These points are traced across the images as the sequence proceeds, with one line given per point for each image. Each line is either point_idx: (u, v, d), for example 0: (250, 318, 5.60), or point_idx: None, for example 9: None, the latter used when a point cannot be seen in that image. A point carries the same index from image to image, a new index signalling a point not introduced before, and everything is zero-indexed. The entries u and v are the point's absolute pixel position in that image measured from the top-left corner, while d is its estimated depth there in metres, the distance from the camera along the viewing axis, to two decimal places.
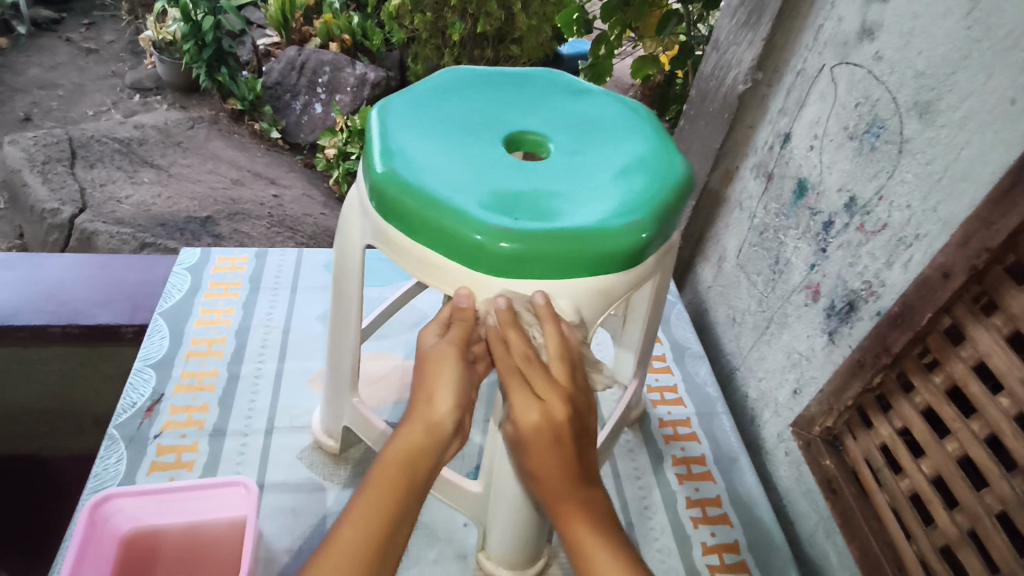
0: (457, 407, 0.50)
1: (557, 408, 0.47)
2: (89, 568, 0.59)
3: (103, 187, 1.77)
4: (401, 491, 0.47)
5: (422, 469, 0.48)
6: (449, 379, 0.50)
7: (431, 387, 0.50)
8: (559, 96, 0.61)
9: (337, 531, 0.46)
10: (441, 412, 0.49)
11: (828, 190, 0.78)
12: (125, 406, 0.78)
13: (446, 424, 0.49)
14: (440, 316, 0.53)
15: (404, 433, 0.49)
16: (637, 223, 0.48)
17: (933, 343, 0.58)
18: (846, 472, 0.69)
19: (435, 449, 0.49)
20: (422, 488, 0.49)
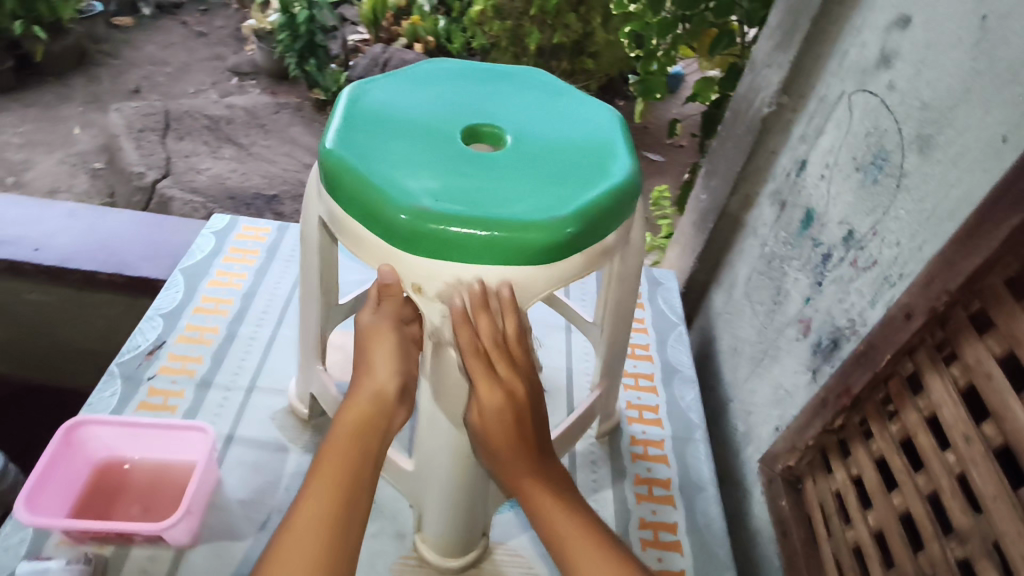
0: (397, 373, 0.58)
1: (515, 391, 0.55)
2: (55, 482, 0.66)
3: (187, 159, 1.92)
4: (355, 457, 0.54)
5: (371, 437, 0.56)
6: (386, 355, 0.59)
7: (369, 361, 0.58)
8: (531, 95, 0.61)
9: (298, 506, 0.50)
10: (381, 383, 0.58)
11: (831, 222, 0.74)
12: (130, 347, 0.85)
13: (388, 392, 0.58)
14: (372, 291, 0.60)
15: (349, 406, 0.57)
16: (562, 219, 0.49)
17: (894, 389, 0.55)
18: (800, 515, 0.65)
19: (381, 418, 0.57)
20: (373, 454, 0.55)
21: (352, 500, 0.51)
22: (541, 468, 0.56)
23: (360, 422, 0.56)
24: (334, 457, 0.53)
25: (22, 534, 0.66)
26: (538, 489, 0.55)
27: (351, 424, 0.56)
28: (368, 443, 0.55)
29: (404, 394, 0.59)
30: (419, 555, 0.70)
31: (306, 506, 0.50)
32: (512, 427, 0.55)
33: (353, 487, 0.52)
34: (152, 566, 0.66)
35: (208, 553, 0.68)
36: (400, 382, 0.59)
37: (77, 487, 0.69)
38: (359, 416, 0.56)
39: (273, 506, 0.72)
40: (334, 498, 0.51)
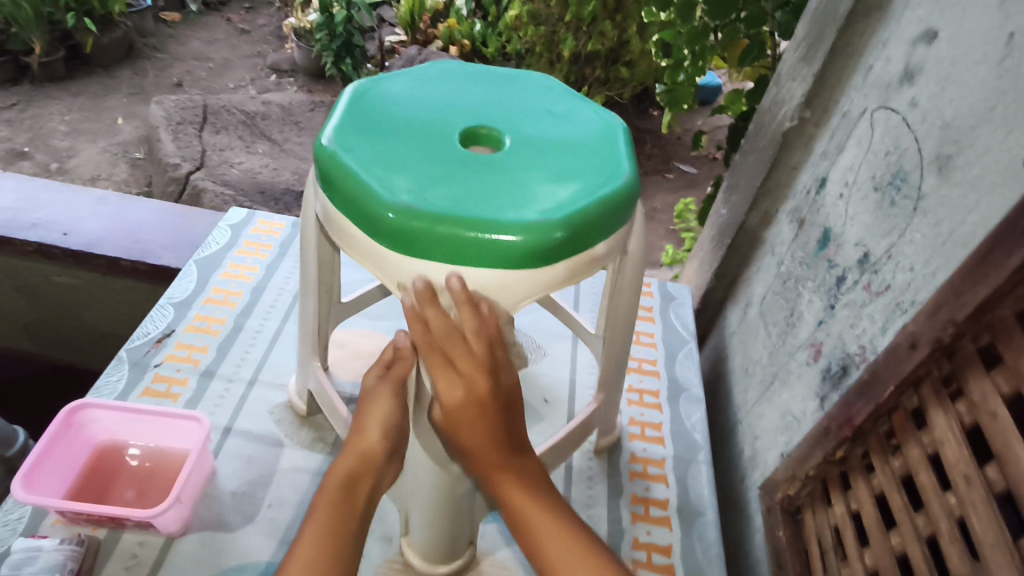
0: (386, 432, 0.60)
1: (479, 383, 0.53)
2: (54, 463, 0.67)
3: (221, 152, 1.97)
4: (347, 509, 0.56)
5: (361, 492, 0.58)
6: (380, 415, 0.60)
7: (362, 419, 0.60)
8: (533, 98, 0.61)
9: (294, 553, 0.53)
10: (370, 440, 0.59)
11: (847, 244, 0.71)
12: (140, 333, 0.87)
13: (377, 449, 0.59)
14: (382, 358, 0.62)
15: (339, 464, 0.59)
16: (551, 223, 0.48)
17: (897, 422, 0.52)
18: (797, 548, 0.63)
19: (371, 475, 0.59)
20: (361, 501, 0.57)
21: (344, 547, 0.54)
22: (513, 465, 0.57)
23: (349, 476, 0.58)
24: (324, 509, 0.56)
25: (22, 511, 0.68)
26: (512, 484, 0.56)
27: (339, 480, 0.58)
28: (359, 499, 0.57)
29: (395, 449, 0.61)
30: (405, 560, 0.70)
31: (299, 558, 0.52)
32: (480, 422, 0.54)
33: (346, 534, 0.55)
34: (141, 552, 0.66)
35: (197, 543, 0.68)
36: (389, 438, 0.60)
37: (76, 468, 0.70)
38: (349, 471, 0.58)
39: (264, 500, 0.73)
40: (326, 546, 0.53)
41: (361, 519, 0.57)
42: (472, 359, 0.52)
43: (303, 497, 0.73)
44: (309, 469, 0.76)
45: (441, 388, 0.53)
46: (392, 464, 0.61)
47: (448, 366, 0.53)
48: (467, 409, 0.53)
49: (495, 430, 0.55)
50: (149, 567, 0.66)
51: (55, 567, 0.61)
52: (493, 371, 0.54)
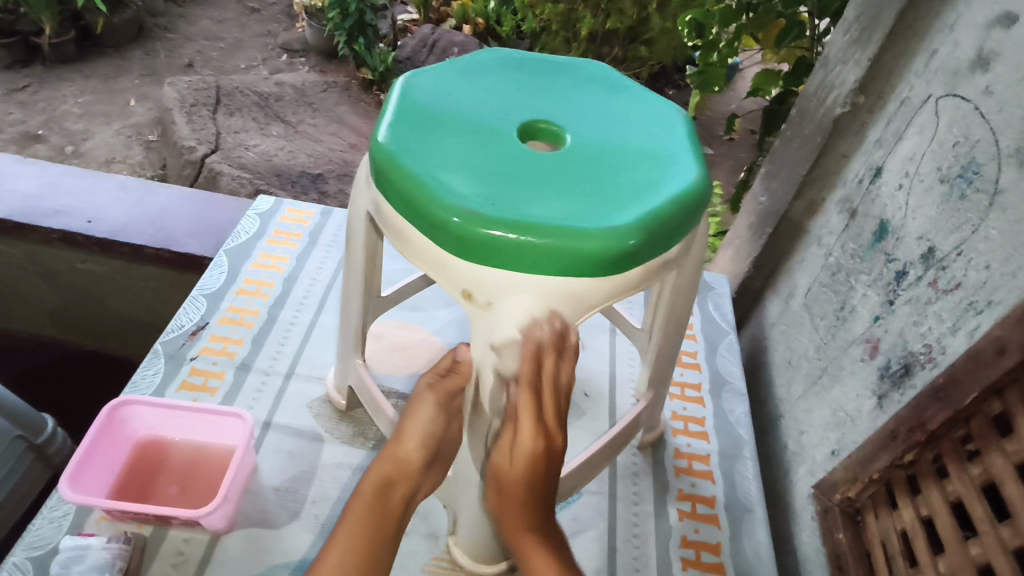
0: (423, 445, 0.60)
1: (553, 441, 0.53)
2: (98, 460, 0.66)
3: (235, 134, 1.93)
4: (379, 518, 0.56)
5: (396, 496, 0.58)
6: (422, 424, 0.60)
7: (402, 427, 0.61)
8: (591, 89, 0.58)
9: (324, 555, 0.53)
10: (407, 449, 0.59)
11: (909, 237, 0.69)
12: (174, 326, 0.85)
13: (411, 460, 0.59)
14: (439, 364, 0.62)
15: (376, 467, 0.59)
16: (624, 229, 0.45)
17: (976, 428, 0.50)
18: (859, 551, 0.61)
19: (407, 482, 0.59)
20: (392, 516, 0.57)
21: (373, 558, 0.54)
22: (544, 530, 0.53)
23: (384, 480, 0.58)
24: (358, 513, 0.56)
25: (66, 508, 0.67)
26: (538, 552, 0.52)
27: (374, 483, 0.58)
28: (394, 505, 0.57)
29: (433, 458, 0.60)
30: (451, 558, 0.69)
31: (327, 564, 0.53)
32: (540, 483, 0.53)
33: (375, 546, 0.55)
34: (187, 549, 0.66)
35: (243, 540, 0.67)
36: (428, 448, 0.60)
37: (118, 465, 0.69)
38: (384, 477, 0.58)
39: (308, 496, 0.71)
40: (358, 553, 0.54)
41: (394, 529, 0.57)
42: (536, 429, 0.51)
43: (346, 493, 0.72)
44: (351, 465, 0.75)
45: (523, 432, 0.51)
46: (429, 476, 0.60)
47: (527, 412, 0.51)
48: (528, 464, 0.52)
49: (536, 504, 0.53)
50: (196, 565, 0.65)
51: (103, 565, 0.61)
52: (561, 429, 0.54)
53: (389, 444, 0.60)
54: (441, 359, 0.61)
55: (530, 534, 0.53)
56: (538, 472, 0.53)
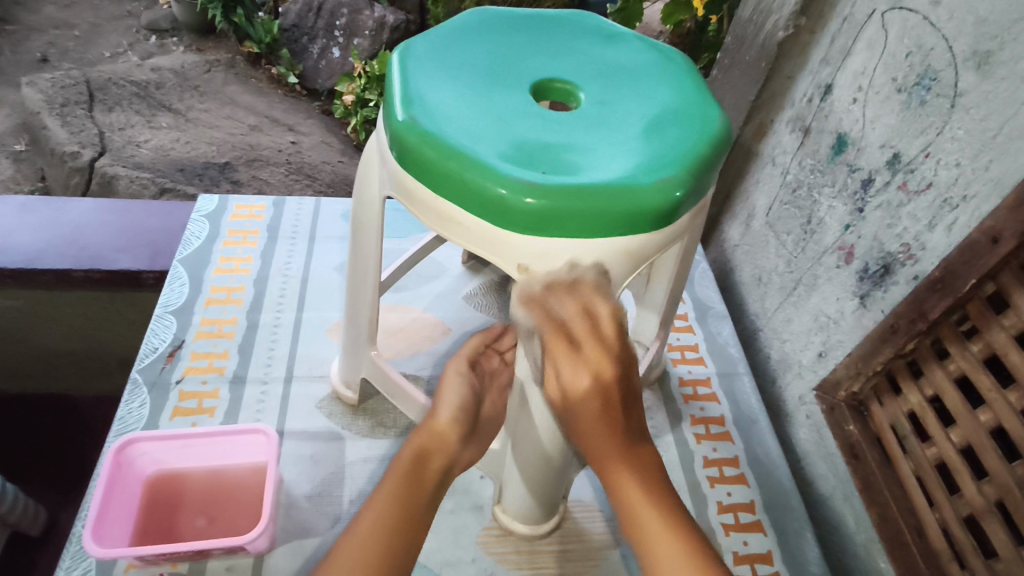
0: (454, 421, 0.62)
1: (603, 370, 0.51)
2: (114, 507, 0.62)
3: (121, 131, 1.71)
4: (416, 484, 0.56)
5: (432, 465, 0.58)
6: (452, 398, 0.63)
7: (436, 403, 0.63)
8: (586, 50, 0.59)
9: (360, 517, 0.53)
10: (442, 423, 0.61)
11: (870, 146, 0.74)
12: (147, 351, 0.79)
13: (445, 434, 0.61)
14: (466, 354, 0.68)
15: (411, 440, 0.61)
16: (671, 179, 0.46)
17: (974, 310, 0.56)
18: (870, 438, 0.67)
19: (443, 453, 0.59)
20: (428, 486, 0.57)
21: (409, 521, 0.53)
22: (633, 452, 0.51)
23: (420, 449, 0.59)
24: (394, 479, 0.56)
25: (86, 564, 0.62)
26: (625, 473, 0.50)
27: (411, 455, 0.59)
28: (430, 476, 0.57)
29: (468, 433, 0.62)
30: (500, 527, 0.70)
31: (362, 524, 0.53)
32: (605, 413, 0.51)
33: (411, 510, 0.54)
34: None
35: (289, 555, 0.65)
36: (461, 423, 0.62)
37: (134, 507, 0.64)
38: (419, 447, 0.59)
39: (343, 496, 0.70)
40: (394, 515, 0.53)
41: (432, 496, 0.57)
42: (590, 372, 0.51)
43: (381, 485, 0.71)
44: (380, 457, 0.73)
45: (563, 372, 0.51)
46: (464, 451, 0.62)
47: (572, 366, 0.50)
48: (590, 401, 0.51)
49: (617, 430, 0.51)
50: None
51: None
52: (616, 356, 0.51)
53: (425, 419, 0.62)
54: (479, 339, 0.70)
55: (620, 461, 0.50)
56: (609, 409, 0.51)
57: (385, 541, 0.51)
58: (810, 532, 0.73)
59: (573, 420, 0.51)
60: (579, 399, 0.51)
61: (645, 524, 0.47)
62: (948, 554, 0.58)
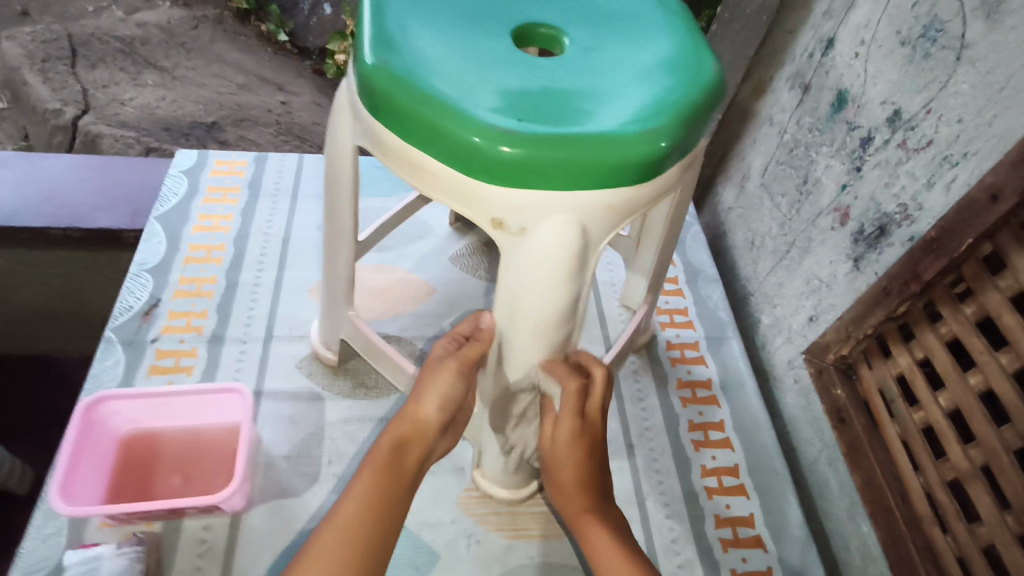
0: (441, 409, 0.58)
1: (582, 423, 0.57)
2: (85, 466, 0.61)
3: (105, 89, 1.65)
4: (394, 476, 0.56)
5: (411, 455, 0.57)
6: (441, 387, 0.58)
7: (421, 388, 0.59)
8: None
9: (341, 505, 0.54)
10: (426, 412, 0.58)
11: (871, 103, 0.71)
12: (122, 309, 0.77)
13: (429, 422, 0.58)
14: (458, 330, 0.61)
15: (391, 427, 0.59)
16: (657, 130, 0.43)
17: (969, 271, 0.54)
18: (857, 401, 0.66)
19: (423, 442, 0.58)
20: (408, 476, 0.57)
21: (383, 514, 0.54)
22: (601, 516, 0.58)
23: (400, 439, 0.57)
24: (372, 470, 0.56)
25: (59, 523, 0.62)
26: (596, 526, 0.57)
27: (390, 443, 0.57)
28: (408, 464, 0.57)
29: (451, 421, 0.60)
30: (480, 490, 0.69)
31: (343, 509, 0.53)
32: (582, 463, 0.58)
33: (391, 499, 0.55)
34: (209, 536, 0.62)
35: (266, 514, 0.64)
36: (446, 411, 0.58)
37: (107, 465, 0.63)
38: (399, 436, 0.58)
39: (322, 457, 0.69)
40: (371, 503, 0.54)
41: (409, 485, 0.57)
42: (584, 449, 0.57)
43: (361, 446, 0.70)
44: (360, 418, 0.72)
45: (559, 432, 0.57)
46: (442, 438, 0.61)
47: (565, 463, 0.58)
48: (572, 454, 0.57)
49: (592, 477, 0.58)
50: (222, 549, 0.62)
51: (123, 571, 0.57)
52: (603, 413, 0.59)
53: (406, 405, 0.59)
54: (461, 325, 0.60)
55: (587, 516, 0.58)
56: (593, 455, 0.58)
57: (367, 535, 0.52)
58: (793, 496, 0.72)
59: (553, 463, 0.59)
60: (561, 455, 0.58)
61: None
62: (931, 517, 0.57)
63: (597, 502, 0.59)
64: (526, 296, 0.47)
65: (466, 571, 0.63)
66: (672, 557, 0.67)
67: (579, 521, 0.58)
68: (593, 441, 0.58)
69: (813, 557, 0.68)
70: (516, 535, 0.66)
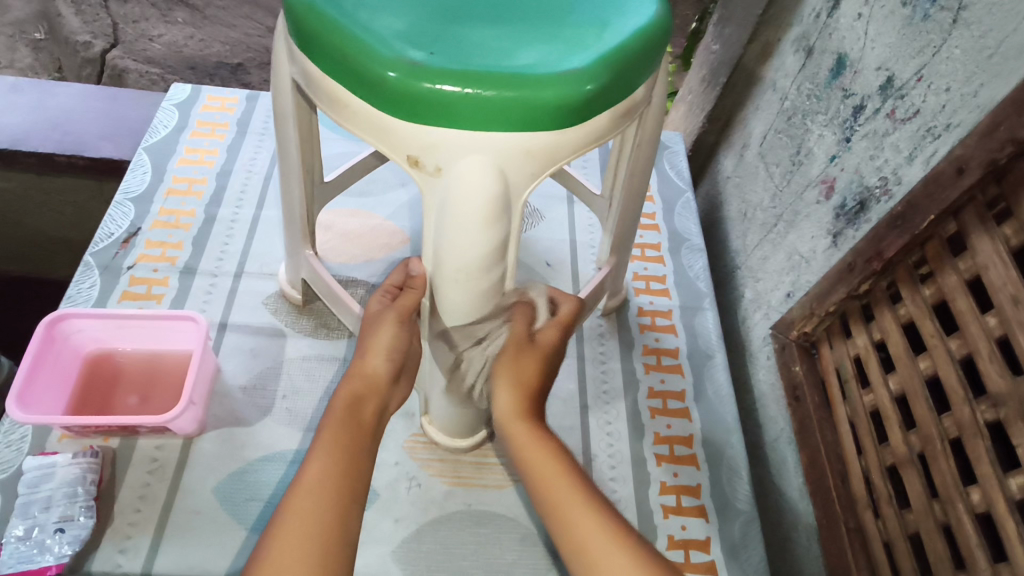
0: (388, 360, 0.59)
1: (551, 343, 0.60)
2: (46, 380, 0.63)
3: (135, 24, 1.63)
4: (353, 429, 0.55)
5: (367, 410, 0.57)
6: (384, 339, 0.59)
7: (365, 343, 0.60)
8: None
9: (305, 468, 0.52)
10: (373, 365, 0.59)
11: (867, 68, 0.67)
12: (103, 235, 0.79)
13: (378, 375, 0.59)
14: (390, 281, 0.61)
15: (343, 387, 0.59)
16: (581, 72, 0.42)
17: (932, 251, 0.51)
18: (814, 380, 0.64)
19: (376, 396, 0.58)
20: (368, 429, 0.56)
21: (351, 469, 0.52)
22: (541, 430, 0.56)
23: (352, 397, 0.57)
24: (331, 430, 0.54)
25: (24, 430, 0.65)
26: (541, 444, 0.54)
27: (342, 401, 0.57)
28: (366, 419, 0.57)
29: (399, 372, 0.60)
30: (427, 437, 0.70)
31: (309, 472, 0.51)
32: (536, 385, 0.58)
33: (355, 451, 0.54)
34: (161, 455, 0.65)
35: (218, 440, 0.67)
36: (393, 361, 0.59)
37: (70, 381, 0.66)
38: (351, 394, 0.57)
39: (277, 391, 0.71)
40: (337, 461, 0.52)
41: (369, 439, 0.56)
42: (540, 367, 0.58)
43: (315, 384, 0.71)
44: (318, 357, 0.73)
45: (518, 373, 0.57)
46: (393, 390, 0.61)
47: (511, 375, 0.57)
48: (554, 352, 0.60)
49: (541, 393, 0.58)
50: (172, 469, 0.64)
51: (74, 480, 0.60)
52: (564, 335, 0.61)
53: (355, 361, 0.60)
54: (392, 277, 0.61)
55: (531, 432, 0.55)
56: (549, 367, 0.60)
57: (336, 489, 0.50)
58: (744, 470, 0.71)
59: (511, 373, 0.57)
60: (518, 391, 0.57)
61: (568, 510, 0.51)
62: (865, 501, 0.56)
63: (537, 420, 0.56)
64: (451, 242, 0.47)
65: (403, 512, 0.65)
66: None
67: (520, 434, 0.55)
68: (546, 355, 0.59)
69: (755, 531, 0.67)
70: (457, 481, 0.67)
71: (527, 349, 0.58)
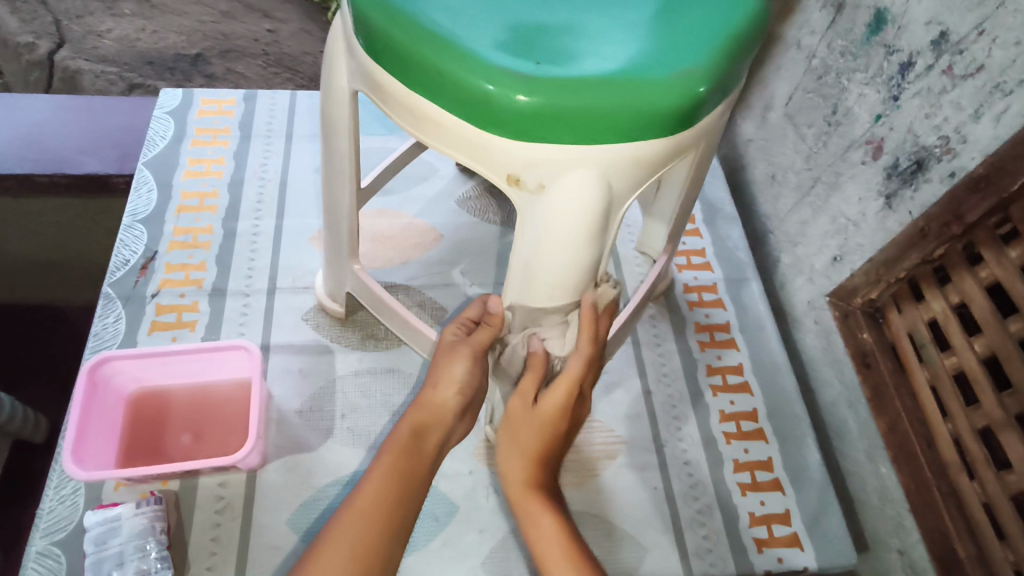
0: (460, 394, 0.57)
1: (557, 396, 0.54)
2: (94, 429, 0.59)
3: (79, 19, 1.49)
4: (415, 457, 0.53)
5: (430, 440, 0.55)
6: (456, 371, 0.57)
7: (437, 374, 0.57)
8: None
9: (361, 487, 0.51)
10: (442, 397, 0.56)
11: (914, 23, 0.65)
12: (118, 263, 0.73)
13: (447, 406, 0.56)
14: (468, 313, 0.60)
15: (409, 416, 0.56)
16: (691, 73, 0.39)
17: (1018, 213, 0.51)
18: (884, 345, 0.64)
19: (441, 427, 0.56)
20: (428, 459, 0.54)
21: (406, 493, 0.51)
22: (550, 503, 0.53)
23: (419, 425, 0.55)
24: (392, 454, 0.53)
25: (75, 483, 0.61)
26: (541, 515, 0.52)
27: (408, 428, 0.55)
28: (428, 450, 0.55)
29: (470, 403, 0.58)
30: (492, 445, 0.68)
31: (364, 492, 0.51)
32: (545, 445, 0.54)
33: (412, 478, 0.52)
34: (227, 493, 0.62)
35: (282, 469, 0.64)
36: (464, 396, 0.57)
37: (117, 426, 0.62)
38: (419, 422, 0.55)
39: (335, 411, 0.68)
40: (393, 486, 0.51)
41: (427, 472, 0.54)
42: (546, 436, 0.54)
43: (372, 400, 0.69)
44: (371, 370, 0.71)
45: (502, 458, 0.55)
46: (460, 422, 0.58)
47: (513, 444, 0.55)
48: (557, 420, 0.54)
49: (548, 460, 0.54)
50: (241, 505, 0.61)
51: (143, 532, 0.56)
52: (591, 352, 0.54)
53: (424, 391, 0.57)
54: (469, 310, 0.60)
55: (535, 496, 0.53)
56: (558, 431, 0.55)
57: (383, 516, 0.49)
58: (812, 438, 0.72)
59: (508, 424, 0.56)
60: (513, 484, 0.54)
61: None
62: (958, 464, 0.57)
63: (548, 492, 0.54)
64: (548, 261, 0.44)
65: (486, 521, 0.63)
66: (691, 501, 0.66)
67: (522, 508, 0.53)
68: (550, 418, 0.54)
69: (832, 497, 0.68)
70: None
71: (524, 415, 0.55)
